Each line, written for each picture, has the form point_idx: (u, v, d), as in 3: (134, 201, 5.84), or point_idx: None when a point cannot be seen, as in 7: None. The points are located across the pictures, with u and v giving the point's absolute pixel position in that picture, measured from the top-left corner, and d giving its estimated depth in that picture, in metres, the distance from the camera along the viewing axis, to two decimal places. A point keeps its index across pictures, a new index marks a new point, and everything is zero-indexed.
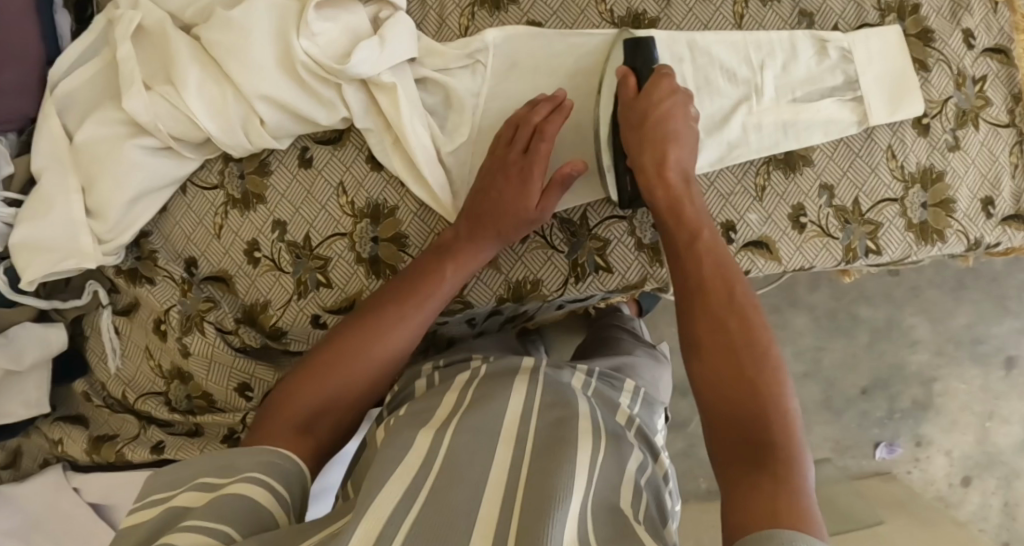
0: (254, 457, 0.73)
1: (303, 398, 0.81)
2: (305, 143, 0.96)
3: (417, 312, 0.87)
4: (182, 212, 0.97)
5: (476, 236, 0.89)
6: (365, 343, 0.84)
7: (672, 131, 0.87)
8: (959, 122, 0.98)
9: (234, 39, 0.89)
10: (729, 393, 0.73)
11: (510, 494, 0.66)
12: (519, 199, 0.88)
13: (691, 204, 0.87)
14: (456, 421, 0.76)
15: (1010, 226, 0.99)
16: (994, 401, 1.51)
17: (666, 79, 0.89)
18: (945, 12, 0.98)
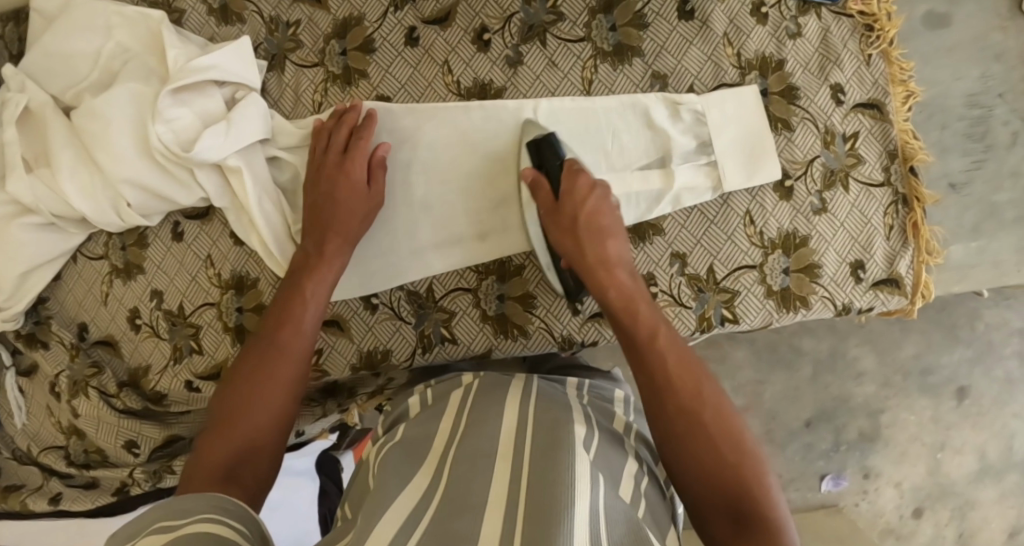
0: (214, 501, 0.65)
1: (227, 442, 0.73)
2: (176, 218, 1.02)
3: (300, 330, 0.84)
4: (74, 281, 1.05)
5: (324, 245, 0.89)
6: (269, 372, 0.79)
7: (607, 226, 0.86)
8: (826, 184, 0.94)
9: (100, 128, 0.95)
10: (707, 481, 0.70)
11: (513, 504, 0.64)
12: (348, 188, 0.90)
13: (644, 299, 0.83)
14: (450, 454, 0.74)
15: (883, 290, 0.95)
16: (947, 431, 1.45)
17: (581, 174, 0.88)
18: (812, 66, 0.94)
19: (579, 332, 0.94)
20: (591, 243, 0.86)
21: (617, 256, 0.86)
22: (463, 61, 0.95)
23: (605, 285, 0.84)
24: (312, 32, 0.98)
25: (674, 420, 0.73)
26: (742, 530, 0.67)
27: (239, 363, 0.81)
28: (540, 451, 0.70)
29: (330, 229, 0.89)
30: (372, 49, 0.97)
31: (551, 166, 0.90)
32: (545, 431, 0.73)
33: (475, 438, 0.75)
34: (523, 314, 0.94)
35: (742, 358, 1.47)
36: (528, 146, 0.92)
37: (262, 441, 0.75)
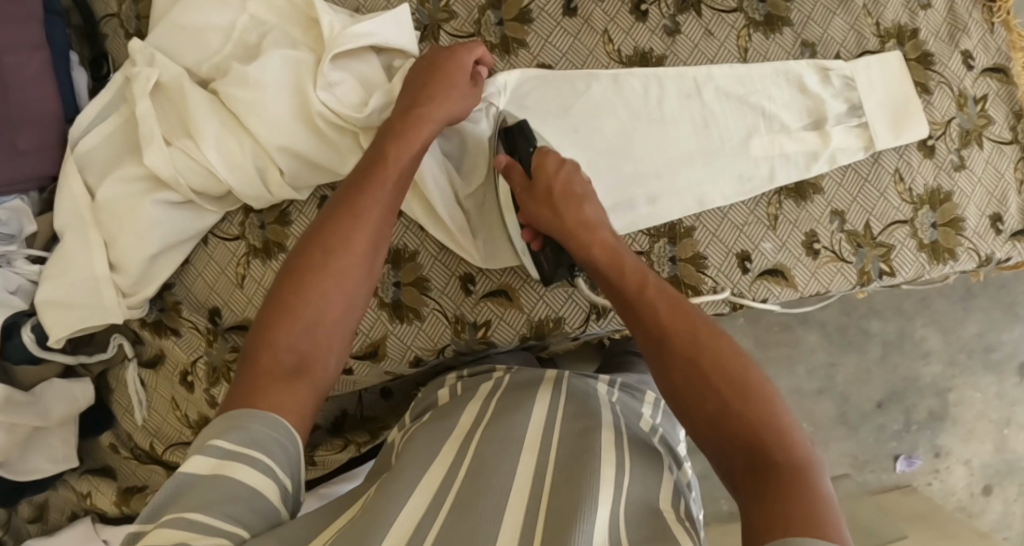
0: (277, 435, 0.64)
1: (287, 341, 0.71)
2: (324, 192, 0.97)
3: (374, 207, 0.78)
4: (204, 263, 0.99)
5: (406, 127, 0.84)
6: (333, 251, 0.75)
7: (584, 193, 0.88)
8: (963, 142, 1.00)
9: (253, 96, 0.91)
10: (712, 422, 0.69)
11: (534, 505, 0.65)
12: (440, 87, 0.87)
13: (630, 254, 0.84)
14: (479, 435, 0.76)
15: (1020, 240, 1.01)
16: (1011, 407, 1.53)
17: (551, 152, 0.90)
18: (942, 35, 1.01)
19: (750, 290, 0.96)
20: (572, 208, 0.86)
21: (596, 218, 0.87)
22: (623, 31, 0.97)
23: (589, 243, 0.85)
24: (465, 3, 0.98)
25: (674, 365, 0.73)
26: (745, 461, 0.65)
27: (304, 246, 0.76)
28: (569, 457, 0.73)
29: (415, 112, 0.85)
30: (529, 20, 0.97)
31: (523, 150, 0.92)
32: (574, 440, 0.76)
33: (506, 426, 0.77)
34: (696, 275, 0.95)
35: (814, 342, 1.54)
36: (500, 131, 0.93)
37: (320, 333, 0.72)
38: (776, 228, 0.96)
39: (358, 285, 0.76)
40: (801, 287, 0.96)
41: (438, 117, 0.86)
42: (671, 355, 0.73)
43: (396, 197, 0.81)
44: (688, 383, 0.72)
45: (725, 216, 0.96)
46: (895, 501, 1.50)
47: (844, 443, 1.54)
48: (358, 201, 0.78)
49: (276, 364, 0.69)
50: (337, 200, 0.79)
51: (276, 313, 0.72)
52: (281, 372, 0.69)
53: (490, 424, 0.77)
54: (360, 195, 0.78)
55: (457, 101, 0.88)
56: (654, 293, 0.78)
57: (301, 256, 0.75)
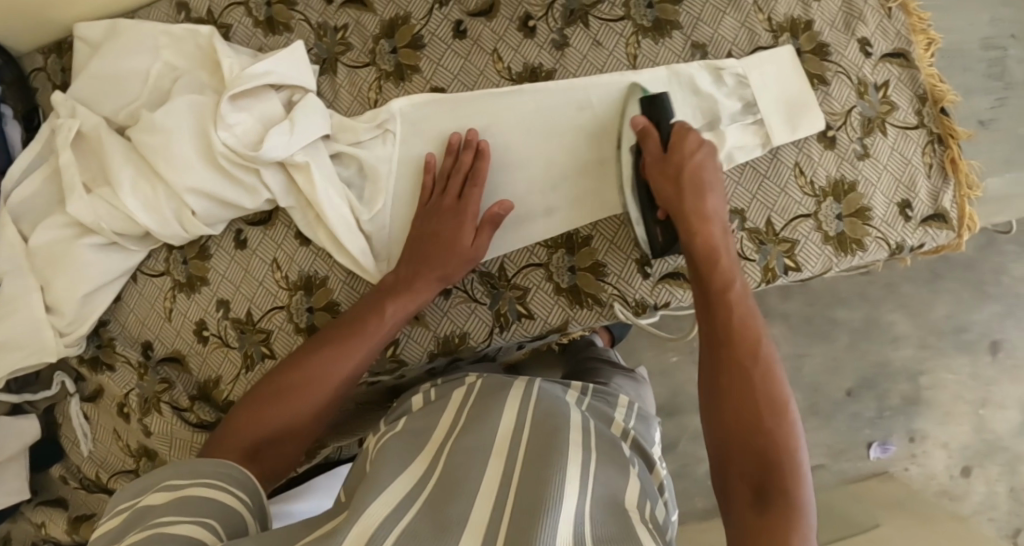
0: (229, 471, 0.76)
1: (259, 427, 0.82)
2: (239, 226, 1.02)
3: (360, 346, 0.88)
4: (134, 299, 1.04)
5: (414, 276, 0.91)
6: (320, 365, 0.86)
7: (708, 182, 0.90)
8: (865, 131, 1.00)
9: (161, 142, 0.95)
10: (738, 438, 0.75)
11: (500, 508, 0.69)
12: (454, 237, 0.92)
13: (725, 252, 0.87)
14: (452, 443, 0.79)
15: (931, 226, 1.00)
16: (987, 386, 1.48)
17: (692, 132, 0.91)
18: (838, 24, 1.01)
19: (651, 294, 0.96)
20: (691, 198, 0.88)
21: (714, 210, 0.89)
22: (512, 48, 0.99)
23: (692, 232, 0.88)
24: (360, 34, 1.01)
25: (721, 382, 0.79)
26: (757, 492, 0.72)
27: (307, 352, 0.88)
28: (534, 457, 0.75)
29: (427, 262, 0.92)
30: (421, 45, 1.00)
31: (665, 121, 0.93)
32: (539, 440, 0.78)
33: (478, 431, 0.80)
34: (596, 283, 0.96)
35: (780, 334, 1.51)
36: (641, 98, 0.95)
37: (293, 430, 0.84)
38: None
39: (330, 400, 0.86)
40: None
41: (426, 296, 0.92)
42: (730, 371, 0.79)
43: (375, 351, 0.90)
44: (730, 400, 0.77)
45: (623, 223, 0.96)
46: (871, 488, 1.46)
47: (820, 434, 1.50)
48: (349, 337, 0.88)
49: (239, 441, 0.81)
50: (342, 325, 0.90)
51: (260, 400, 0.85)
52: (240, 452, 0.80)
53: (460, 434, 0.80)
54: (352, 334, 0.89)
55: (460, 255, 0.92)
56: (737, 308, 0.82)
57: (292, 363, 0.87)
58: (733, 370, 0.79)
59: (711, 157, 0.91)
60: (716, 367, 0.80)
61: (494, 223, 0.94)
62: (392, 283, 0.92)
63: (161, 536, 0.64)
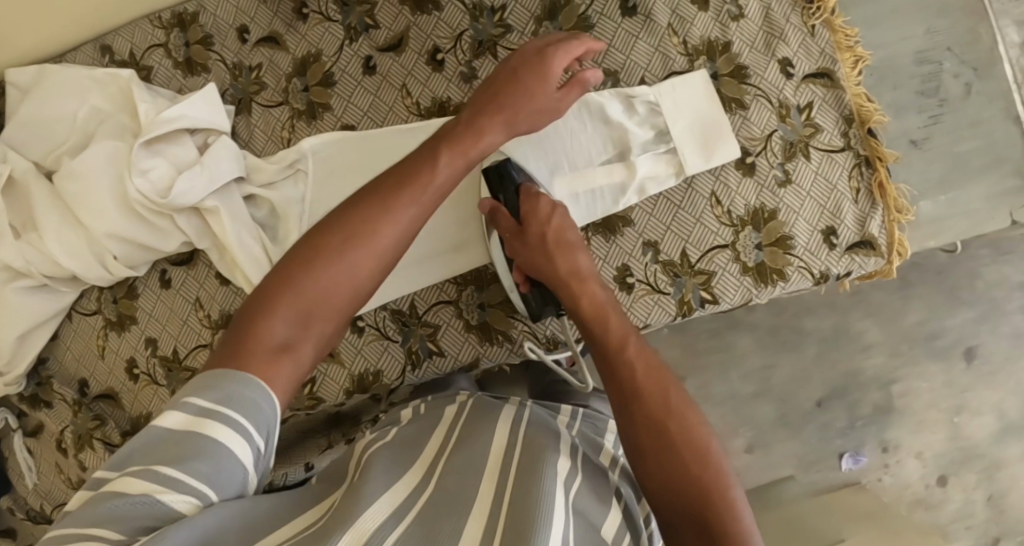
0: (255, 394, 0.63)
1: (278, 317, 0.67)
2: (163, 266, 1.03)
3: (419, 202, 0.75)
4: (70, 337, 1.06)
5: (478, 121, 0.82)
6: (356, 227, 0.72)
7: (573, 242, 0.89)
8: (787, 155, 0.96)
9: (78, 188, 0.98)
10: (669, 479, 0.70)
11: (495, 516, 0.65)
12: (530, 92, 0.85)
13: (613, 309, 0.84)
14: (441, 465, 0.75)
15: (858, 253, 0.96)
16: (963, 393, 1.43)
17: (540, 196, 0.91)
18: (758, 44, 0.97)
19: (562, 331, 0.95)
20: (563, 262, 0.87)
21: (586, 269, 0.87)
22: (420, 83, 0.98)
23: (574, 294, 0.85)
24: (273, 73, 1.01)
25: (640, 438, 0.73)
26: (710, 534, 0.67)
27: (352, 202, 0.74)
28: (525, 471, 0.71)
29: (491, 110, 0.83)
30: (332, 83, 1.00)
31: (509, 191, 0.93)
32: (531, 454, 0.74)
33: (466, 450, 0.77)
34: (506, 320, 0.95)
35: (747, 346, 1.46)
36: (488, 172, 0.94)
37: (323, 307, 0.69)
38: None
39: (368, 281, 0.72)
40: None
41: (494, 143, 0.83)
42: (647, 427, 0.73)
43: (436, 205, 0.76)
44: (656, 454, 0.72)
45: None
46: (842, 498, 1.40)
47: (789, 445, 1.46)
48: (419, 173, 0.76)
49: (264, 339, 0.66)
50: (384, 176, 0.76)
51: (278, 283, 0.69)
52: (269, 350, 0.66)
53: (454, 448, 0.77)
54: (415, 171, 0.76)
55: (539, 102, 0.86)
56: (637, 355, 0.78)
57: (319, 227, 0.72)
58: (651, 413, 0.74)
59: (568, 218, 0.91)
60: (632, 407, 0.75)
61: (582, 84, 0.88)
62: (452, 131, 0.81)
63: (141, 506, 0.56)
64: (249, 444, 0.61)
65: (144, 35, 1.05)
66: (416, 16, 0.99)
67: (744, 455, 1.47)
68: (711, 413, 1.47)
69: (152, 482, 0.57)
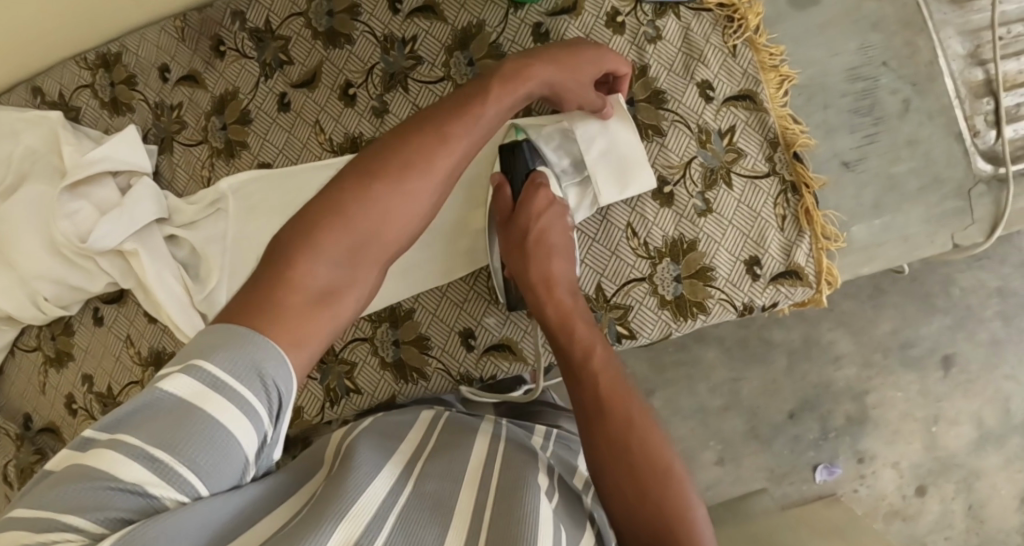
0: (275, 358, 0.59)
1: (324, 259, 0.65)
2: (95, 304, 1.05)
3: (464, 138, 0.73)
4: (15, 373, 1.09)
5: (528, 66, 0.80)
6: (430, 154, 0.71)
7: (556, 245, 0.87)
8: (707, 183, 0.92)
9: (8, 232, 1.00)
10: (629, 497, 0.69)
11: (477, 521, 0.61)
12: (592, 61, 0.84)
13: (582, 318, 0.82)
14: (421, 464, 0.70)
15: (783, 283, 0.92)
16: (938, 403, 1.38)
17: (542, 188, 0.88)
18: (677, 67, 0.94)
19: (476, 368, 0.94)
20: (536, 265, 0.85)
21: (561, 274, 0.86)
22: (333, 119, 0.97)
23: (543, 302, 0.84)
24: (194, 112, 1.02)
25: (597, 441, 0.72)
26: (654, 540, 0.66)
27: (428, 136, 0.71)
28: (507, 483, 0.67)
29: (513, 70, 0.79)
30: (249, 120, 1.00)
31: (518, 173, 0.91)
32: (512, 468, 0.70)
33: (446, 461, 0.71)
34: (420, 356, 0.95)
35: (715, 359, 1.42)
36: (500, 149, 0.92)
37: (377, 244, 0.68)
38: (497, 301, 0.94)
39: (410, 225, 0.70)
40: (531, 360, 0.93)
41: (540, 82, 0.80)
42: (605, 432, 0.72)
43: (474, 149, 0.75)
44: (611, 467, 0.70)
45: (443, 294, 0.95)
46: (814, 510, 1.34)
47: (759, 458, 1.40)
48: (444, 120, 0.73)
49: (306, 282, 0.63)
50: (443, 109, 0.74)
51: (314, 218, 0.66)
52: (310, 295, 0.63)
53: (434, 455, 0.72)
54: (450, 117, 0.73)
55: (596, 64, 0.85)
56: (603, 367, 0.76)
57: (362, 167, 0.69)
58: (610, 422, 0.72)
59: (561, 212, 0.89)
60: (592, 412, 0.73)
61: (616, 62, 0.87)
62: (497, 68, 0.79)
63: (109, 498, 0.52)
64: (257, 429, 0.57)
65: (72, 76, 1.06)
66: (329, 50, 0.98)
67: (715, 467, 1.41)
68: (678, 427, 1.43)
69: (147, 467, 0.53)
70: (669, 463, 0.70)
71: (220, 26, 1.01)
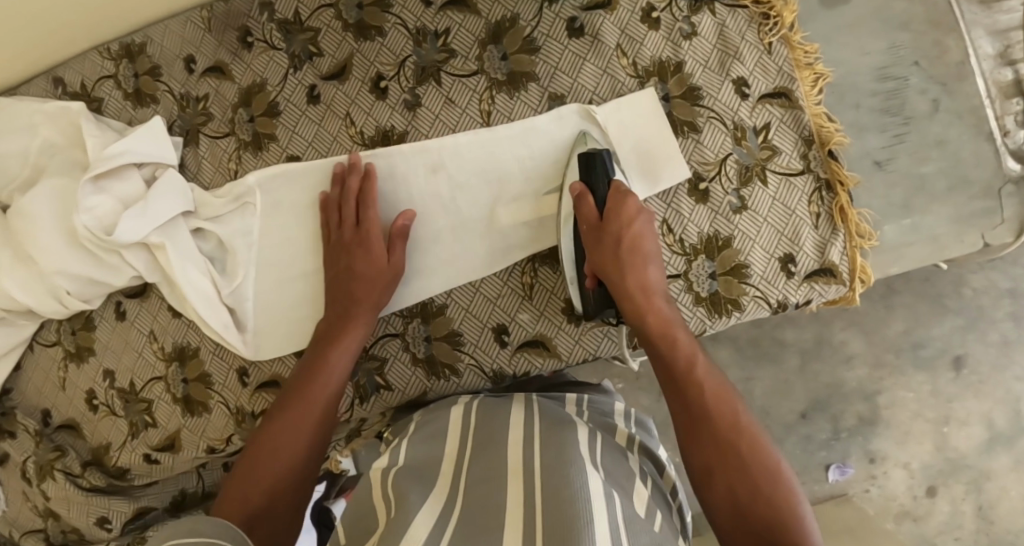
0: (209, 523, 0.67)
1: (248, 490, 0.79)
2: (118, 298, 1.04)
3: (329, 372, 0.87)
4: (33, 369, 1.07)
5: (352, 312, 0.90)
6: (303, 394, 0.86)
7: (648, 252, 0.87)
8: (743, 180, 0.92)
9: (27, 225, 0.97)
10: (739, 502, 0.72)
11: (530, 519, 0.66)
12: (370, 261, 0.90)
13: (683, 331, 0.83)
14: (458, 488, 0.74)
15: (818, 281, 0.92)
16: (948, 404, 1.39)
17: (630, 196, 0.87)
18: (712, 63, 0.93)
19: (510, 364, 0.93)
20: (634, 275, 0.85)
21: (655, 283, 0.86)
22: (364, 111, 0.96)
23: (642, 312, 0.84)
24: (220, 103, 1.00)
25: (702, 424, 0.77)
26: (754, 532, 0.71)
27: (296, 388, 0.86)
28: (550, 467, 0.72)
29: (359, 298, 0.90)
30: (277, 112, 0.98)
31: (600, 181, 0.88)
32: (554, 451, 0.74)
33: (487, 459, 0.77)
34: (452, 353, 0.94)
35: (727, 357, 1.42)
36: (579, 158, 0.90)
37: (295, 472, 0.82)
38: (532, 296, 0.93)
39: (311, 450, 0.84)
40: (565, 356, 0.93)
41: (368, 323, 0.91)
42: (716, 440, 0.76)
43: (337, 392, 0.88)
44: (724, 481, 0.74)
45: (477, 290, 0.94)
46: (826, 512, 1.35)
47: None
48: (315, 374, 0.87)
49: (238, 511, 0.77)
50: (291, 381, 0.88)
51: (242, 473, 0.81)
52: (246, 514, 0.77)
53: (474, 459, 0.78)
54: (313, 376, 0.87)
55: (376, 261, 0.90)
56: (710, 388, 0.79)
57: (259, 436, 0.84)
58: (722, 450, 0.75)
59: (649, 217, 0.88)
60: (707, 428, 0.77)
61: (401, 236, 0.92)
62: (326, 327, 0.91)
63: None
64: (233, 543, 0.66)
65: (94, 67, 1.04)
66: (359, 42, 0.97)
67: None
68: None
69: None
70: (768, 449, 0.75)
71: (247, 17, 0.99)
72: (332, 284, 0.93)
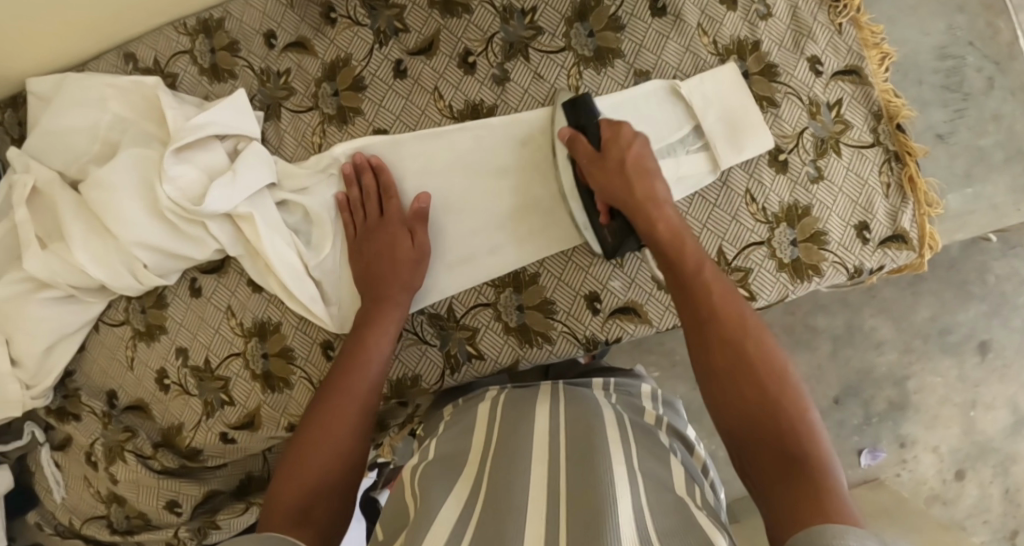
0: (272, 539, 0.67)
1: (294, 483, 0.76)
2: (192, 275, 1.02)
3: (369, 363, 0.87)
4: (97, 349, 1.05)
5: (381, 301, 0.91)
6: (340, 389, 0.84)
7: (649, 168, 0.91)
8: (819, 152, 0.97)
9: (104, 197, 0.95)
10: (741, 410, 0.71)
11: (554, 500, 0.65)
12: (393, 245, 0.93)
13: (690, 246, 0.84)
14: (485, 475, 0.71)
15: (891, 247, 0.97)
16: (975, 388, 1.39)
17: (625, 126, 0.92)
18: (787, 42, 0.98)
19: (602, 331, 0.95)
20: (641, 187, 0.89)
21: (663, 196, 0.89)
22: (452, 86, 0.99)
23: (653, 218, 0.87)
24: (303, 78, 1.01)
25: (715, 354, 0.75)
26: (764, 440, 0.68)
27: (333, 383, 0.85)
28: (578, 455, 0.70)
29: (384, 284, 0.92)
30: (362, 87, 1.00)
31: (591, 126, 0.94)
32: (576, 438, 0.74)
33: (510, 446, 0.75)
34: (544, 321, 0.96)
35: None
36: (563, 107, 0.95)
37: (342, 460, 0.80)
38: (623, 264, 0.96)
39: (356, 440, 0.82)
40: (655, 322, 0.95)
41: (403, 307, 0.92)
42: (717, 340, 0.75)
43: (377, 380, 0.87)
44: (732, 376, 0.73)
45: (568, 259, 0.96)
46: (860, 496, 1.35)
47: None
48: (354, 363, 0.87)
49: (287, 504, 0.74)
50: (330, 378, 0.86)
51: (287, 469, 0.78)
52: (292, 506, 0.74)
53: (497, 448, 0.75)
54: (349, 372, 0.86)
55: (411, 245, 0.93)
56: (716, 294, 0.79)
57: (304, 433, 0.81)
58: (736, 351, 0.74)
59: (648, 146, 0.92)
60: (714, 333, 0.76)
61: (421, 219, 0.95)
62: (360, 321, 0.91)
63: None
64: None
65: (169, 42, 1.04)
66: (446, 18, 0.99)
67: None
68: None
69: None
70: (772, 348, 0.74)
71: None
72: (364, 279, 0.94)
